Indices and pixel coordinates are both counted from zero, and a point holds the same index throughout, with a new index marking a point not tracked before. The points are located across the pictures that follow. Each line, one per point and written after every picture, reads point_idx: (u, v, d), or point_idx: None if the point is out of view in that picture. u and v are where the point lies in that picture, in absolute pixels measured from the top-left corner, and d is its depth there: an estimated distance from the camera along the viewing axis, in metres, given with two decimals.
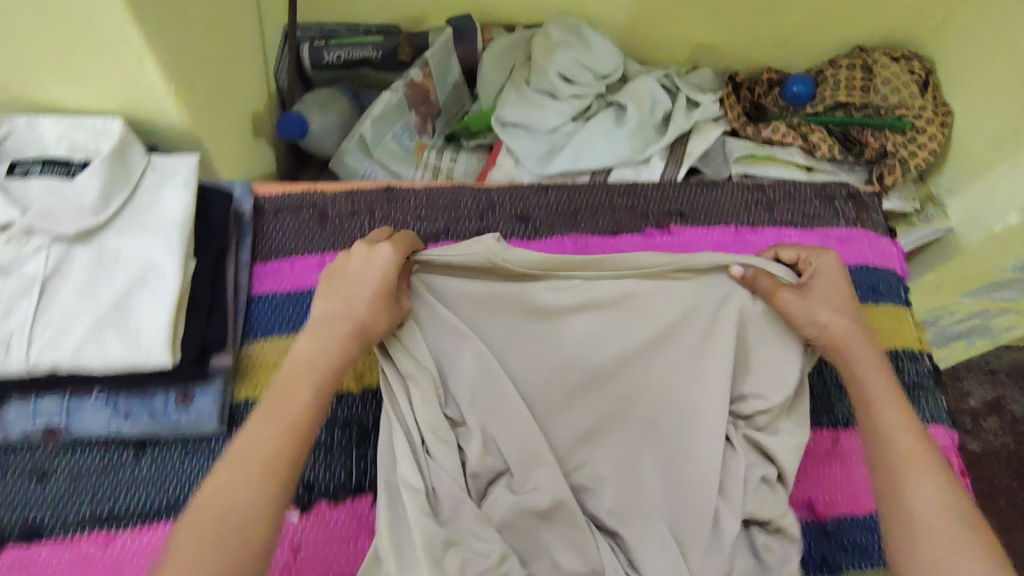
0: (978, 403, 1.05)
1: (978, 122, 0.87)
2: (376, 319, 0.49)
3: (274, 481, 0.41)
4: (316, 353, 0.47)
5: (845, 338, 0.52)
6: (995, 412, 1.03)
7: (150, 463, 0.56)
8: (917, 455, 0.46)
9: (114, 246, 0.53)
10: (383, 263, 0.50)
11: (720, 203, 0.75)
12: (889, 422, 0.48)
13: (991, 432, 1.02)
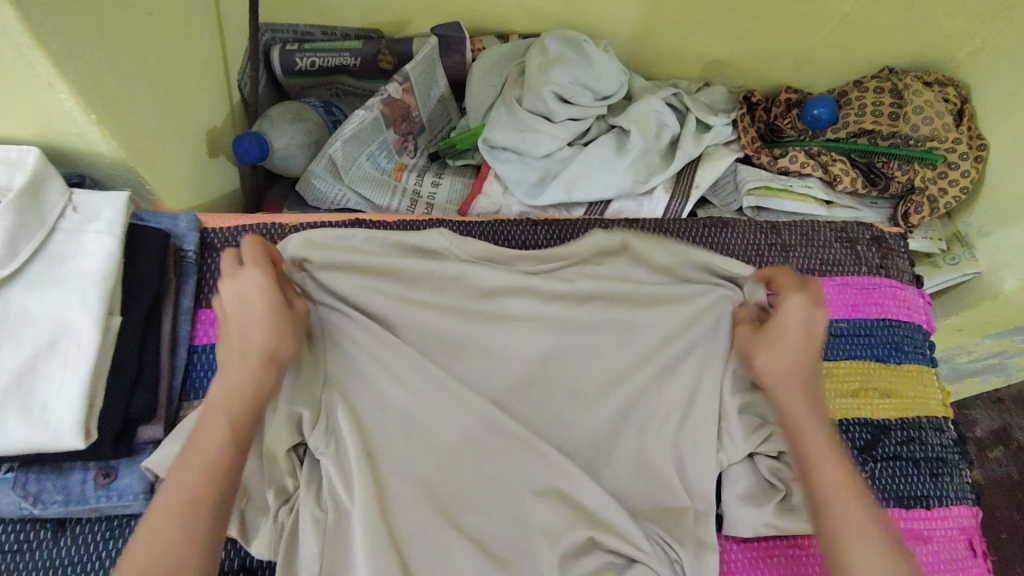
0: (984, 432, 1.20)
1: (1014, 160, 0.78)
2: (284, 343, 0.47)
3: (198, 517, 0.41)
4: (230, 386, 0.45)
5: (784, 383, 0.51)
6: (998, 442, 1.18)
7: (68, 546, 0.49)
8: (869, 543, 0.42)
9: (20, 303, 0.45)
10: (258, 285, 0.47)
11: (729, 246, 0.67)
12: (839, 504, 0.44)
13: (994, 462, 1.18)
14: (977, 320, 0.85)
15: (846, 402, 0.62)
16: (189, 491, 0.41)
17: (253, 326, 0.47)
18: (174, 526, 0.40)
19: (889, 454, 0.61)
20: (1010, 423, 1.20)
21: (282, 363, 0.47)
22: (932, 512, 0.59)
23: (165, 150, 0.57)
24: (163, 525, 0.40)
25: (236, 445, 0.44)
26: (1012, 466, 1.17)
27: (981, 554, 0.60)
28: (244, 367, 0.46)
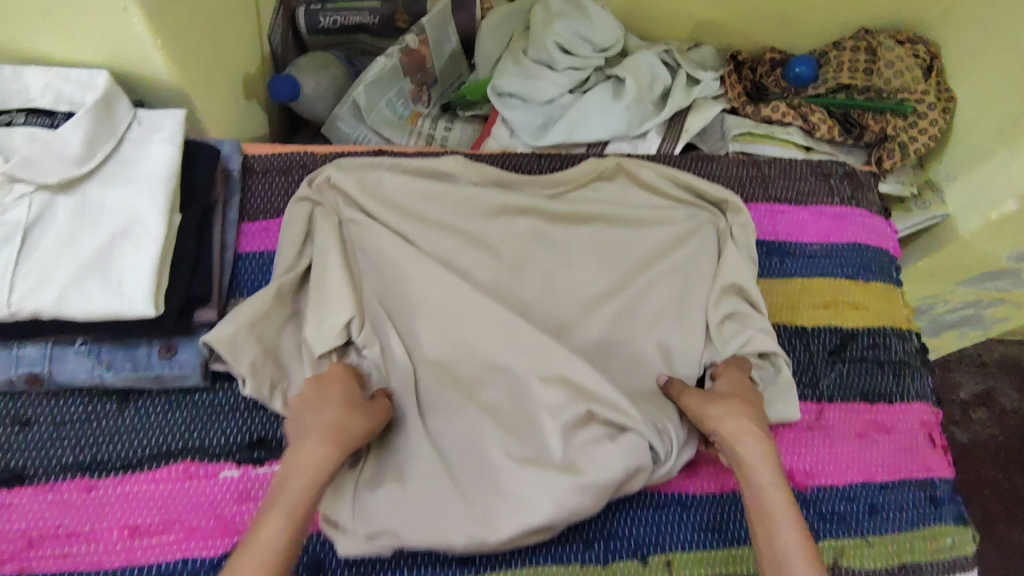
0: (969, 395, 1.29)
1: (978, 109, 0.85)
2: (357, 423, 0.52)
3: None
4: (306, 469, 0.48)
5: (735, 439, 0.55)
6: (983, 405, 1.28)
7: (133, 415, 0.56)
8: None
9: (97, 197, 0.53)
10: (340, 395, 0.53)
11: (713, 178, 0.75)
12: (779, 526, 0.50)
13: (979, 423, 1.26)
14: (949, 265, 0.93)
15: (817, 310, 0.70)
16: (273, 546, 0.44)
17: (329, 407, 0.52)
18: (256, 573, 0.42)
19: (855, 357, 0.68)
20: (994, 387, 1.29)
21: (349, 440, 0.51)
22: (893, 406, 0.67)
23: (212, 83, 0.65)
24: (237, 563, 0.43)
25: (294, 530, 0.45)
26: (996, 428, 1.26)
27: (941, 446, 0.67)
28: (324, 447, 0.49)
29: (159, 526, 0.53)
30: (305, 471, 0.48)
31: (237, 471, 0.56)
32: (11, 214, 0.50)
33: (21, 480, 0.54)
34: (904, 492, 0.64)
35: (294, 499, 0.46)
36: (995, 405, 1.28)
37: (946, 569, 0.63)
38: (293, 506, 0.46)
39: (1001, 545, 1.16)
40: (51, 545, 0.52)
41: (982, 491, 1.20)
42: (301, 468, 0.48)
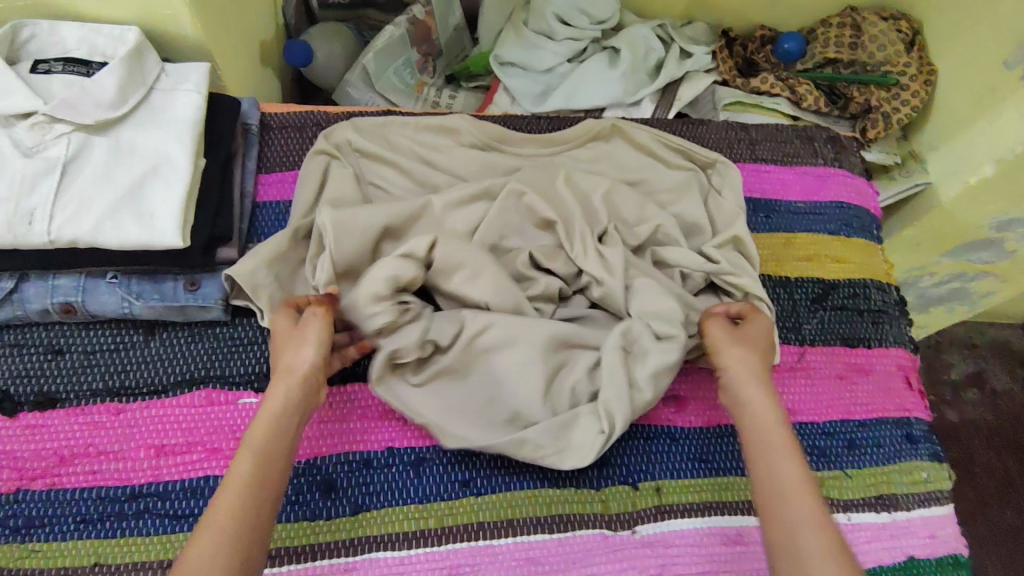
0: (960, 375, 1.33)
1: (958, 81, 0.89)
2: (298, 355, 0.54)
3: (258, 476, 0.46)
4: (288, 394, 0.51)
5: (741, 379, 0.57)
6: (973, 385, 1.32)
7: (159, 345, 0.60)
8: (808, 502, 0.47)
9: (130, 138, 0.57)
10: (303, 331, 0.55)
11: (702, 139, 0.80)
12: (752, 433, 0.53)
13: (970, 402, 1.30)
14: (934, 235, 0.96)
15: (800, 264, 0.74)
16: (238, 475, 0.46)
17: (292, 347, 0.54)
18: (243, 478, 0.46)
19: (836, 305, 0.72)
20: (983, 368, 1.32)
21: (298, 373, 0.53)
22: (872, 351, 0.71)
23: (231, 44, 0.69)
24: (217, 496, 0.45)
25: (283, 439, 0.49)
26: (985, 408, 1.29)
27: (918, 389, 0.71)
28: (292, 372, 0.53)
29: (183, 446, 0.57)
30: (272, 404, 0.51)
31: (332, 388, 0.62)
32: (52, 151, 0.55)
33: (53, 404, 0.57)
34: (881, 430, 0.67)
35: (257, 433, 0.48)
36: (984, 386, 1.31)
37: (923, 502, 0.65)
38: (257, 438, 0.48)
39: (992, 521, 1.19)
40: (81, 462, 0.56)
41: (974, 469, 1.23)
42: (268, 407, 0.51)
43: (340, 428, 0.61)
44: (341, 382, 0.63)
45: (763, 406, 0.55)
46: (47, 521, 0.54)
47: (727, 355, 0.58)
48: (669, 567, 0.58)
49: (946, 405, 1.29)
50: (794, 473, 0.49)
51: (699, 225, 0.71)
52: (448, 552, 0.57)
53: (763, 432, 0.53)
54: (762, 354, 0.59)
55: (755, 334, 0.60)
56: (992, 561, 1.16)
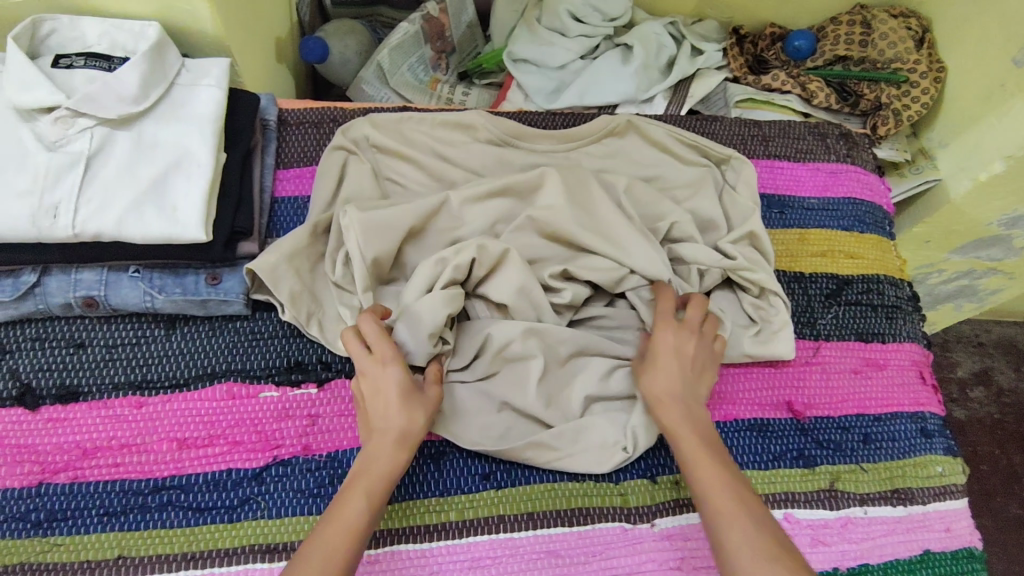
0: (967, 373, 1.33)
1: (967, 78, 0.89)
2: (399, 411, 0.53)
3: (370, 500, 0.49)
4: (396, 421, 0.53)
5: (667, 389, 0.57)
6: (979, 383, 1.32)
7: (180, 339, 0.60)
8: (738, 509, 0.49)
9: (152, 133, 0.58)
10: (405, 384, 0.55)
11: (716, 135, 0.80)
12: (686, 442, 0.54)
13: (976, 400, 1.31)
14: (943, 232, 0.97)
15: (814, 260, 0.74)
16: (353, 521, 0.47)
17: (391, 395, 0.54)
18: (361, 504, 0.48)
19: (850, 300, 0.73)
20: (989, 365, 1.33)
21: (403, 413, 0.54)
22: (886, 346, 0.71)
23: (248, 40, 0.69)
24: (314, 536, 0.46)
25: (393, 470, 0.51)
26: (992, 406, 1.30)
27: (931, 384, 0.71)
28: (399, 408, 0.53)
29: (205, 440, 0.57)
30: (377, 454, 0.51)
31: (315, 390, 0.60)
32: (75, 144, 0.55)
33: (75, 397, 0.57)
34: (896, 425, 0.68)
35: (370, 483, 0.50)
36: (990, 383, 1.32)
37: (938, 496, 0.65)
38: (370, 487, 0.49)
39: (999, 518, 1.19)
40: (104, 456, 0.56)
41: (981, 466, 1.24)
42: (380, 459, 0.51)
43: (346, 422, 0.59)
44: (323, 381, 0.61)
45: (678, 424, 0.55)
46: (70, 514, 0.54)
47: (646, 383, 0.58)
48: (688, 559, 0.59)
49: (953, 403, 1.30)
50: (715, 484, 0.51)
51: (716, 222, 0.71)
52: (470, 544, 0.57)
53: (686, 435, 0.55)
54: (683, 366, 0.58)
55: (676, 353, 0.59)
56: (999, 558, 1.16)
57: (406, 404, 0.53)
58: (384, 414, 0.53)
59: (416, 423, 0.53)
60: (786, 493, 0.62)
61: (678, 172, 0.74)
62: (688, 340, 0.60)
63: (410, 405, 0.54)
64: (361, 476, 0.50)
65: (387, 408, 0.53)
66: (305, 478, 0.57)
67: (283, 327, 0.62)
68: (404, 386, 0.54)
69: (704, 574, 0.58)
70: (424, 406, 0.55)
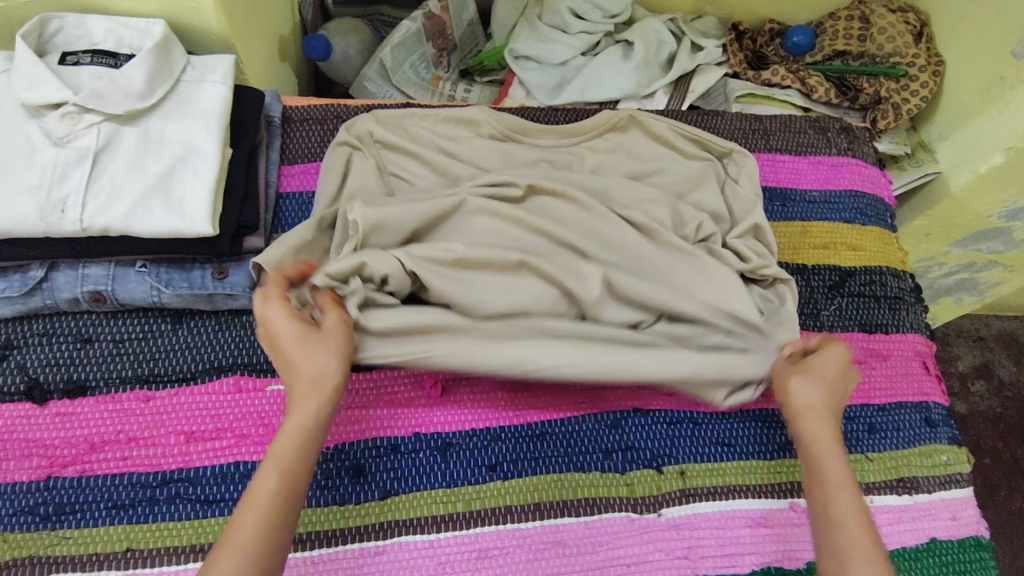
0: (968, 368, 1.34)
1: (966, 72, 0.90)
2: (305, 359, 0.53)
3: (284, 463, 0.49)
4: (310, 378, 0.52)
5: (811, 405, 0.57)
6: (981, 377, 1.32)
7: (187, 333, 0.61)
8: (863, 536, 0.50)
9: (159, 128, 0.58)
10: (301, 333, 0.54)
11: (717, 129, 0.81)
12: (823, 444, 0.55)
13: (978, 394, 1.31)
14: (945, 226, 0.97)
15: (816, 251, 0.75)
16: (267, 488, 0.47)
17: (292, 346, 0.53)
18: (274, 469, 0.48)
19: (853, 291, 0.73)
20: (990, 360, 1.33)
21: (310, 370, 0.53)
22: (890, 336, 0.72)
23: (252, 37, 0.70)
24: (241, 512, 0.46)
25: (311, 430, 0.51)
26: (993, 400, 1.30)
27: (935, 373, 0.71)
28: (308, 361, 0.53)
29: (213, 433, 0.58)
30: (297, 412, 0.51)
31: None
32: (82, 140, 0.56)
33: (83, 391, 0.58)
34: (901, 414, 0.68)
35: (286, 447, 0.49)
36: (992, 378, 1.32)
37: (943, 484, 0.65)
38: (287, 451, 0.49)
39: (1003, 511, 1.20)
40: (112, 449, 0.56)
41: (984, 461, 1.24)
42: (294, 417, 0.51)
43: (352, 415, 0.61)
44: None
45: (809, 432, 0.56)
46: (78, 507, 0.54)
47: (795, 387, 0.58)
48: (694, 548, 0.59)
49: (955, 397, 1.30)
50: (846, 504, 0.52)
51: (719, 214, 0.71)
52: (477, 535, 0.57)
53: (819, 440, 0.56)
54: (836, 381, 0.59)
55: (824, 371, 0.59)
56: (1004, 551, 1.16)
57: (302, 347, 0.53)
58: (288, 367, 0.53)
59: (323, 367, 0.53)
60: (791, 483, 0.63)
61: (682, 165, 0.74)
62: (852, 375, 0.60)
63: (309, 347, 0.53)
64: (279, 440, 0.50)
65: (291, 359, 0.53)
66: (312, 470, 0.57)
67: None
68: (301, 333, 0.54)
69: (711, 563, 0.58)
70: (327, 346, 0.54)
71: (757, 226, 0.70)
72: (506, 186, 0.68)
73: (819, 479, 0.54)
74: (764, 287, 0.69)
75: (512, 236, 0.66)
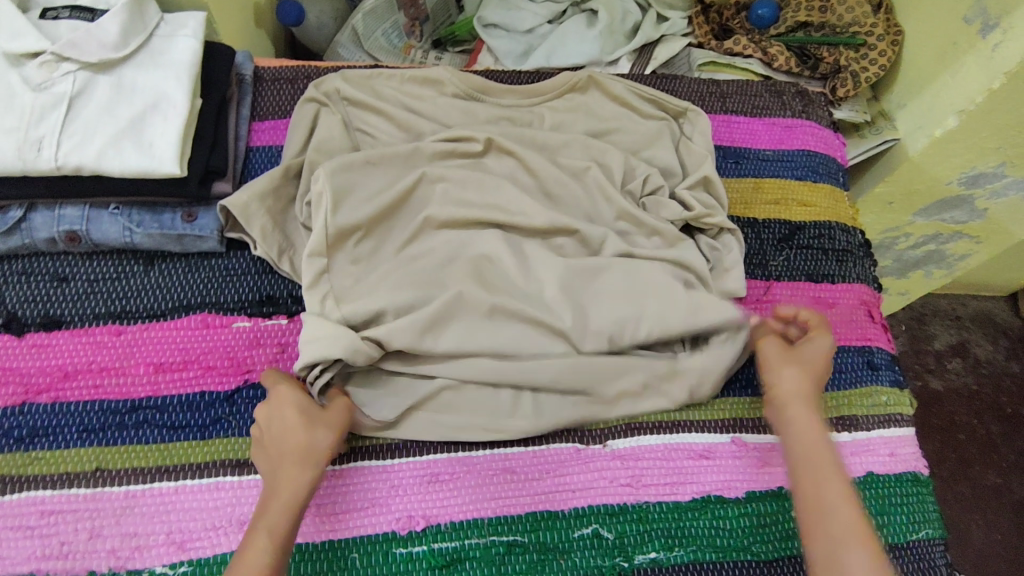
0: (944, 346, 1.35)
1: (922, 40, 0.93)
2: (301, 438, 0.55)
3: (274, 538, 0.50)
4: (302, 448, 0.54)
5: (792, 395, 0.59)
6: (955, 355, 1.34)
7: (158, 274, 0.64)
8: (859, 522, 0.50)
9: (131, 77, 0.62)
10: (293, 412, 0.56)
11: (676, 92, 0.84)
12: (806, 426, 0.57)
13: (954, 372, 1.32)
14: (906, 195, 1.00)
15: (767, 206, 0.77)
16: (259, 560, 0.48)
17: (291, 428, 0.55)
18: (264, 540, 0.49)
19: (802, 244, 0.76)
20: (964, 338, 1.35)
21: (310, 452, 0.54)
22: (836, 286, 0.74)
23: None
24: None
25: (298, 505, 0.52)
26: (968, 377, 1.32)
27: (880, 322, 0.74)
28: (301, 437, 0.55)
29: (179, 365, 0.61)
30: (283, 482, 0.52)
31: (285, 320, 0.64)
32: (59, 86, 0.59)
33: (58, 325, 0.61)
34: (843, 357, 0.71)
35: (277, 513, 0.51)
36: (967, 356, 1.34)
37: (883, 423, 0.68)
38: (279, 513, 0.51)
39: (978, 486, 1.21)
40: (83, 378, 0.59)
41: (958, 436, 1.25)
42: (281, 484, 0.52)
43: None
44: (293, 313, 0.64)
45: (803, 418, 0.58)
46: (50, 431, 0.58)
47: (781, 372, 0.61)
48: (638, 476, 0.62)
49: (930, 374, 1.32)
50: (838, 493, 0.52)
51: (672, 169, 0.74)
52: (429, 461, 0.60)
53: (805, 428, 0.57)
54: (816, 373, 0.61)
55: (813, 359, 0.62)
56: (978, 525, 1.17)
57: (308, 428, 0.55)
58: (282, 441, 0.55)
59: (318, 443, 0.55)
60: (733, 419, 0.66)
61: (637, 123, 0.77)
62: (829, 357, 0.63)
63: (310, 428, 0.56)
64: (268, 506, 0.51)
65: (288, 430, 0.55)
66: None
67: (253, 263, 0.66)
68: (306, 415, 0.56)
69: (652, 491, 0.62)
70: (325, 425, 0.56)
71: (707, 178, 0.73)
72: (467, 140, 0.71)
73: (812, 470, 0.54)
74: (713, 237, 0.72)
75: (469, 187, 0.69)
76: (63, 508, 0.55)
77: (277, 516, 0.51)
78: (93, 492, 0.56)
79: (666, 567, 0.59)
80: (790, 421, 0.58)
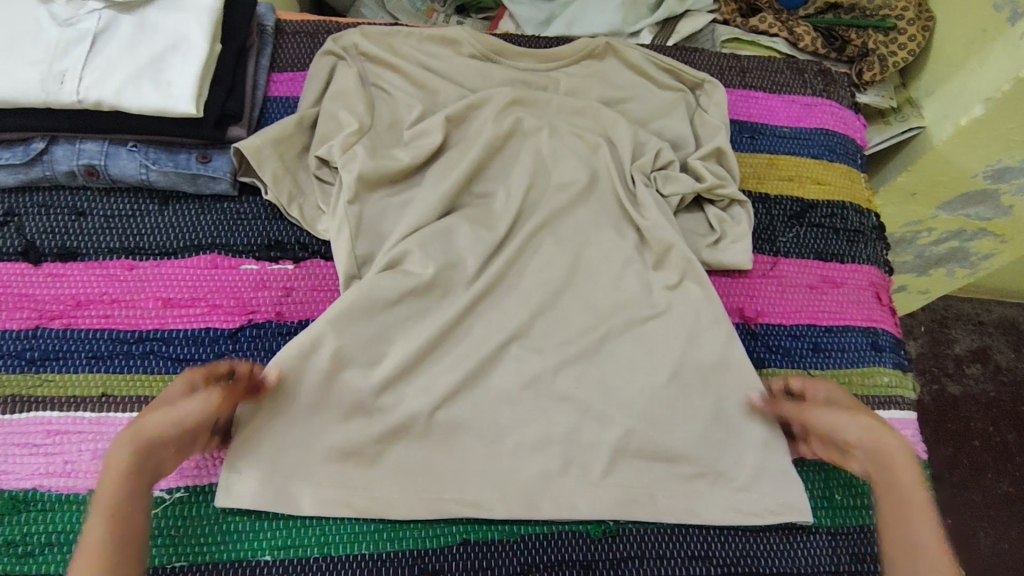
0: (964, 351, 1.32)
1: (954, 25, 0.90)
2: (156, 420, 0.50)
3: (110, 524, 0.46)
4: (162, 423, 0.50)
5: (871, 435, 0.54)
6: (975, 361, 1.30)
7: (171, 213, 0.66)
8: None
9: (154, 18, 0.63)
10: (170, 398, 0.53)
11: (695, 65, 0.83)
12: (893, 451, 0.53)
13: (974, 378, 1.29)
14: (930, 186, 0.96)
15: (780, 183, 0.77)
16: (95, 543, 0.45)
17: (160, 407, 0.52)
18: (102, 520, 0.46)
19: (813, 222, 0.75)
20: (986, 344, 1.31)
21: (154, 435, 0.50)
22: (844, 265, 0.73)
23: None
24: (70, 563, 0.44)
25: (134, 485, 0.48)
26: (987, 382, 1.28)
27: (887, 304, 0.73)
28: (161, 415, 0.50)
29: (187, 300, 0.62)
30: (116, 464, 0.48)
31: (292, 265, 0.65)
32: (84, 23, 0.62)
33: (73, 256, 0.63)
34: (847, 336, 0.70)
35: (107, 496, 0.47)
36: (987, 362, 1.30)
37: (883, 404, 0.67)
38: (112, 504, 0.47)
39: (988, 494, 1.18)
40: (95, 307, 0.61)
41: (972, 443, 1.22)
42: (110, 469, 0.48)
43: (316, 298, 0.64)
44: (302, 259, 0.66)
45: (893, 448, 0.53)
46: (60, 355, 0.60)
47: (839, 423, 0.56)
48: None
49: (948, 379, 1.28)
50: (924, 530, 0.49)
51: (684, 139, 0.74)
52: None
53: (892, 456, 0.53)
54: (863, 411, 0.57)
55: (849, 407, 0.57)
56: (985, 533, 1.15)
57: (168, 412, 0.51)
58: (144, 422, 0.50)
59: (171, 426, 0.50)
60: None
61: (653, 91, 0.77)
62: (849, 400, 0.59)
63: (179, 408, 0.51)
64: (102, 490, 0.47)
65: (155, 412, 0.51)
66: (278, 340, 0.62)
67: (263, 209, 0.67)
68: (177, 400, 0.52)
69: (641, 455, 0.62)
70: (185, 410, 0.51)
71: (717, 150, 0.72)
72: (481, 100, 0.71)
73: (899, 509, 0.51)
74: (723, 209, 0.72)
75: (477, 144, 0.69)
76: (68, 429, 0.57)
77: (112, 508, 0.46)
78: (97, 416, 0.58)
79: (652, 529, 0.59)
80: (880, 459, 0.53)
